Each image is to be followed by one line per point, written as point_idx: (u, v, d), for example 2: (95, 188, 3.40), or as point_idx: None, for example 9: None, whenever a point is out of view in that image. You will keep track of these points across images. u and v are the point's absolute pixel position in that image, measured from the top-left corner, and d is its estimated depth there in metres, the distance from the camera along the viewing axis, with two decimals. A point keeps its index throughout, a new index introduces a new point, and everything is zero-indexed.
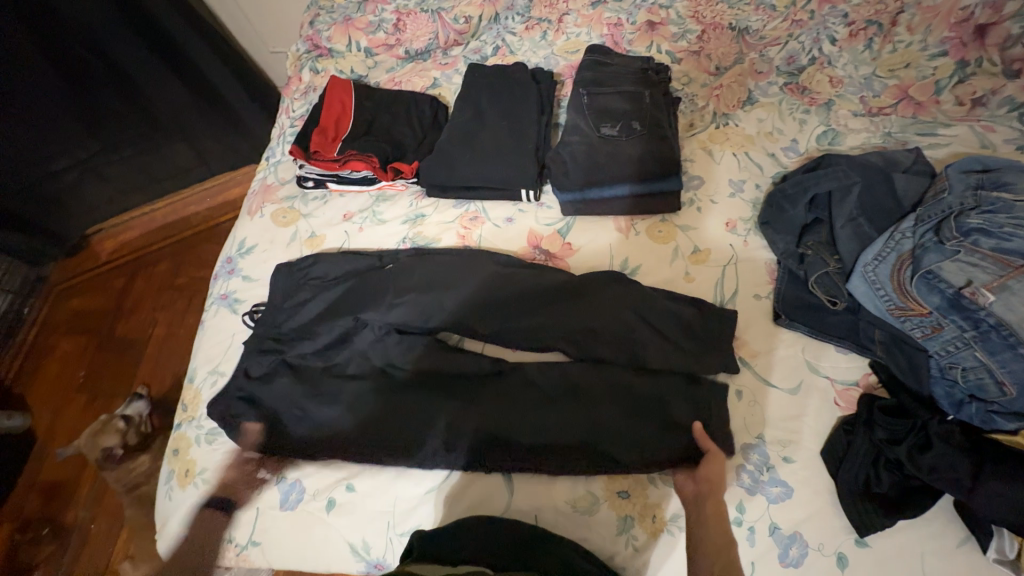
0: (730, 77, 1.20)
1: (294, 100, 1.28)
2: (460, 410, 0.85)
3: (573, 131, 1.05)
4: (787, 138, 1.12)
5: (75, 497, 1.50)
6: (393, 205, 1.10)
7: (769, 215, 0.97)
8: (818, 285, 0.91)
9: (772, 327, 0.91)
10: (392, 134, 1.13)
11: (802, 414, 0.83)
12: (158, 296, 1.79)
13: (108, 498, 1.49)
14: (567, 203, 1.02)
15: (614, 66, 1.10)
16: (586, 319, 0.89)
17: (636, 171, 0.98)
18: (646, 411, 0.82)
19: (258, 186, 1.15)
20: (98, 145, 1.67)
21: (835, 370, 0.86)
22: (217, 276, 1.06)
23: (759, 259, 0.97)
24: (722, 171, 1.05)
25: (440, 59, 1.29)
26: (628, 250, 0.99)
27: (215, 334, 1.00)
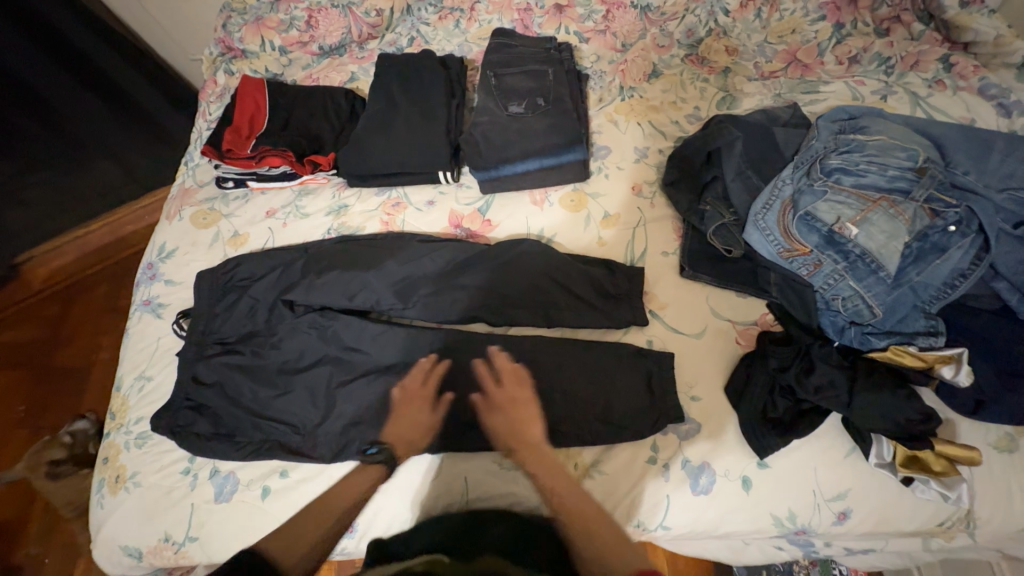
0: (635, 53, 1.26)
1: (210, 103, 1.27)
2: (389, 385, 0.87)
3: (484, 112, 1.08)
4: (690, 106, 1.19)
5: (25, 532, 1.45)
6: (315, 198, 1.11)
7: (671, 177, 1.03)
8: (716, 237, 0.98)
9: (678, 279, 0.97)
10: (309, 128, 1.14)
11: (707, 356, 0.89)
12: (100, 319, 1.75)
13: (63, 528, 1.45)
14: (483, 181, 1.06)
15: (518, 47, 1.14)
16: (503, 290, 0.93)
17: (542, 145, 1.03)
18: (565, 370, 0.87)
19: (177, 191, 1.13)
20: (13, 168, 1.59)
21: (735, 313, 0.93)
22: (138, 283, 1.04)
23: (665, 219, 1.03)
24: (628, 139, 1.10)
25: (356, 53, 1.31)
26: (544, 220, 1.03)
27: (140, 340, 0.99)
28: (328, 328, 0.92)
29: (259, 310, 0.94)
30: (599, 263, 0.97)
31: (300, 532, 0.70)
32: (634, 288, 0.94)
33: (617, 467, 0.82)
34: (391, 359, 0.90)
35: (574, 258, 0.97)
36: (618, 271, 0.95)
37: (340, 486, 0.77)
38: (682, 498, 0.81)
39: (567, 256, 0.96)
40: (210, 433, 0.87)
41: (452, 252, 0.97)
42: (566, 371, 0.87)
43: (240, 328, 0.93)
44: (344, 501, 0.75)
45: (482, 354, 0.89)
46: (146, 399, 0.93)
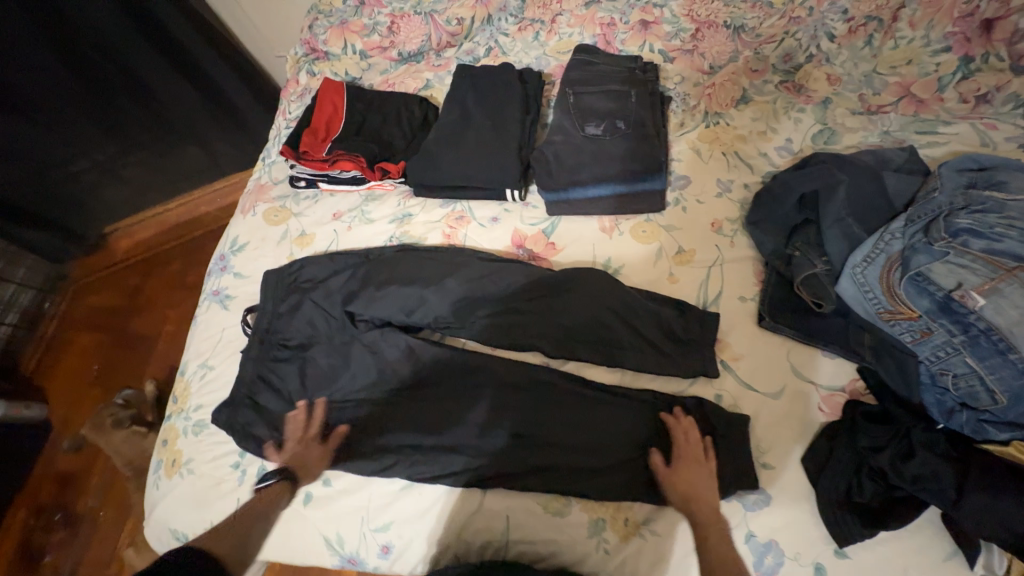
0: (723, 76, 1.18)
1: (291, 102, 1.31)
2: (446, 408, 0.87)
3: (559, 131, 1.04)
4: (781, 137, 1.11)
5: (86, 485, 1.55)
6: (381, 205, 1.11)
7: (757, 215, 0.95)
8: (804, 287, 0.88)
9: (754, 329, 0.89)
10: (381, 135, 1.14)
11: (785, 419, 0.81)
12: (169, 293, 1.86)
13: (118, 486, 1.54)
14: (551, 203, 1.02)
15: (599, 65, 1.09)
16: (562, 321, 0.89)
17: (619, 170, 0.97)
18: (618, 414, 0.83)
19: (253, 186, 1.17)
20: (115, 148, 1.72)
21: (821, 376, 0.84)
22: (210, 273, 1.09)
23: (746, 260, 0.95)
24: (710, 170, 1.03)
25: (433, 61, 1.31)
26: (612, 250, 0.98)
27: (207, 328, 1.03)
28: (385, 339, 0.91)
29: (318, 315, 0.94)
30: (669, 304, 0.90)
31: (230, 536, 0.74)
32: (709, 334, 0.86)
33: (671, 530, 0.75)
34: (442, 379, 0.89)
35: (643, 295, 0.91)
36: (688, 314, 0.88)
37: (256, 500, 0.80)
38: None
39: (635, 292, 0.90)
40: (266, 433, 0.87)
41: (515, 277, 0.94)
42: (624, 413, 0.83)
43: (300, 331, 0.94)
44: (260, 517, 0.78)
45: (532, 386, 0.86)
46: (207, 387, 0.96)
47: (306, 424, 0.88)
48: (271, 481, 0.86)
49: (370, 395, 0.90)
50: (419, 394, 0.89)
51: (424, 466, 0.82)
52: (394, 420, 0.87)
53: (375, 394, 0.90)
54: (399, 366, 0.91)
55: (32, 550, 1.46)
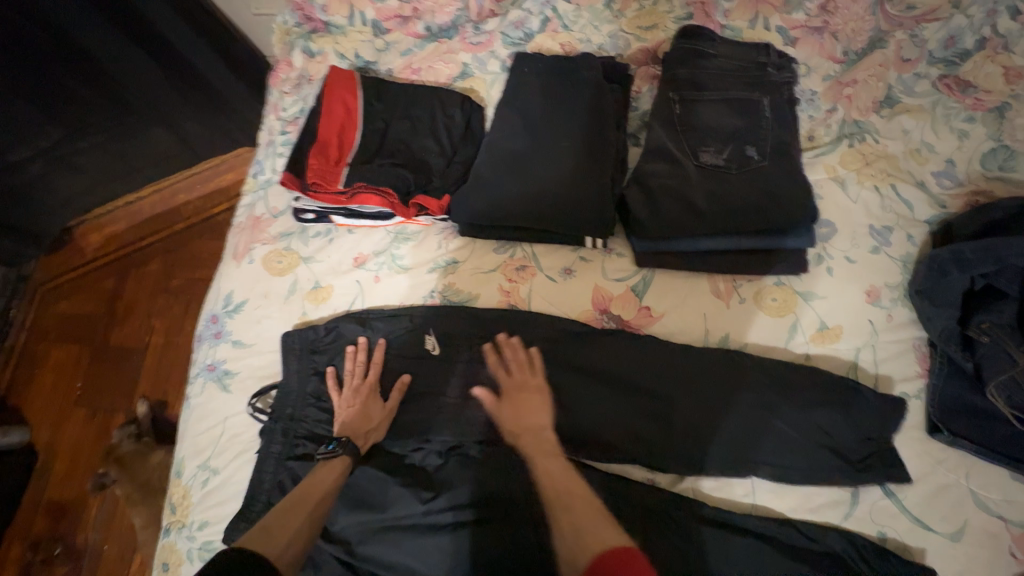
0: (866, 68, 0.89)
1: (283, 94, 0.99)
2: (520, 543, 0.69)
3: (660, 157, 0.77)
4: (940, 157, 0.84)
5: (86, 515, 1.29)
6: (416, 247, 0.86)
7: (929, 283, 0.71)
8: (999, 392, 0.67)
9: (922, 439, 0.68)
10: (414, 152, 0.87)
11: (967, 571, 0.62)
12: (154, 298, 1.54)
13: (121, 515, 1.27)
14: (646, 254, 0.78)
15: (717, 58, 0.81)
16: (662, 420, 0.71)
17: (754, 219, 0.71)
18: (753, 555, 0.64)
19: (245, 218, 0.90)
20: (62, 132, 1.32)
21: (1011, 509, 0.64)
22: (201, 339, 0.85)
23: (906, 340, 0.73)
24: (858, 211, 0.78)
25: (470, 37, 0.98)
26: (729, 324, 0.75)
27: (204, 417, 0.81)
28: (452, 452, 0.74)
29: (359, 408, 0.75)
30: (817, 407, 0.68)
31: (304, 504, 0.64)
32: (862, 450, 0.67)
33: None
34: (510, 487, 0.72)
35: (783, 393, 0.69)
36: (840, 417, 0.68)
37: (323, 474, 0.68)
38: None
39: (769, 392, 0.69)
40: None
41: (604, 367, 0.74)
42: (760, 556, 0.64)
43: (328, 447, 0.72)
44: (315, 498, 0.65)
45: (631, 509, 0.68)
46: (210, 499, 0.76)
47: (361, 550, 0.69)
48: None
49: (422, 516, 0.71)
50: (486, 516, 0.71)
51: None
52: (460, 555, 0.69)
53: (431, 521, 0.70)
54: (464, 479, 0.72)
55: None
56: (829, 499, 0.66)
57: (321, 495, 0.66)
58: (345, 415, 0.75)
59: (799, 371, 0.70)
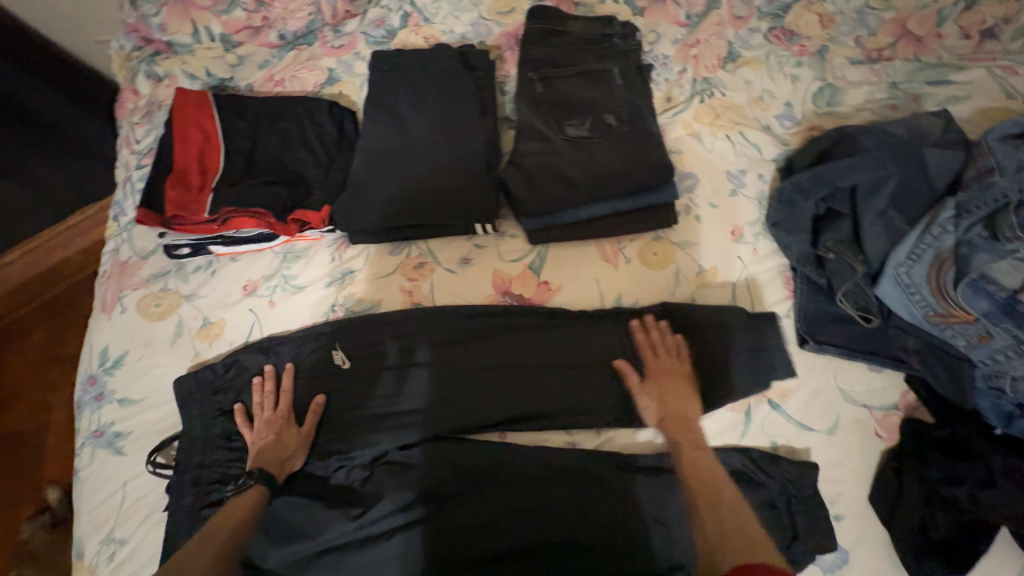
0: (706, 29, 0.96)
1: (134, 125, 0.91)
2: (457, 537, 0.68)
3: (531, 136, 0.80)
4: (780, 101, 0.93)
5: None
6: (308, 264, 0.83)
7: (780, 214, 0.79)
8: (846, 298, 0.76)
9: (796, 353, 0.77)
10: (286, 167, 0.83)
11: (843, 457, 0.71)
12: (43, 372, 1.34)
13: None
14: (535, 230, 0.80)
15: (570, 34, 0.84)
16: (572, 383, 0.74)
17: (621, 181, 0.76)
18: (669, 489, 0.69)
19: (111, 266, 0.83)
20: None
21: (872, 397, 0.75)
22: (81, 405, 0.77)
23: (772, 268, 0.81)
24: (716, 160, 0.85)
25: (330, 40, 0.95)
26: (620, 283, 0.79)
27: (100, 487, 0.74)
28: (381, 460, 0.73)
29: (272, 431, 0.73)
30: (705, 343, 0.74)
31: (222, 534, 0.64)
32: (750, 374, 0.73)
33: None
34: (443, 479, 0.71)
35: (678, 335, 0.74)
36: (727, 344, 0.74)
37: (238, 503, 0.67)
38: None
39: (665, 339, 0.74)
40: None
41: (512, 346, 0.76)
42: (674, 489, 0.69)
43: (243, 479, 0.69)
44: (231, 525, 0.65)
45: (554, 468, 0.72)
46: (121, 572, 0.70)
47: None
48: None
49: (354, 533, 0.69)
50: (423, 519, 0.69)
51: None
52: (399, 562, 0.68)
53: (367, 536, 0.69)
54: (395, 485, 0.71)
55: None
56: (728, 423, 0.73)
57: (237, 521, 0.65)
58: (257, 445, 0.72)
59: (684, 315, 0.76)
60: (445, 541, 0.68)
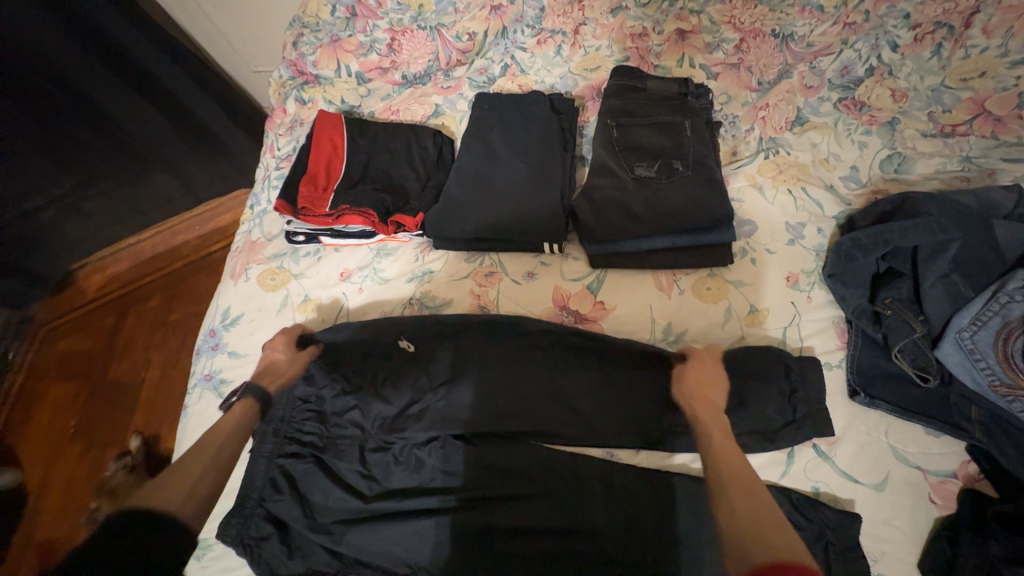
0: (777, 95, 1.04)
1: (279, 136, 1.13)
2: (495, 526, 0.75)
3: (603, 173, 0.90)
4: (846, 164, 0.98)
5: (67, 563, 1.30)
6: (396, 260, 0.97)
7: (838, 267, 0.83)
8: (902, 355, 0.77)
9: (845, 403, 0.78)
10: (391, 179, 0.99)
11: (891, 517, 0.70)
12: (150, 335, 1.62)
13: None
14: (597, 256, 0.89)
15: (647, 90, 0.96)
16: (615, 401, 0.79)
17: (681, 218, 0.83)
18: (696, 515, 0.73)
19: (242, 243, 1.01)
20: (73, 179, 1.46)
21: (927, 460, 0.73)
22: (200, 352, 0.93)
23: (825, 318, 0.83)
24: (776, 211, 0.90)
25: (441, 82, 1.13)
26: (671, 312, 0.85)
27: (201, 422, 0.87)
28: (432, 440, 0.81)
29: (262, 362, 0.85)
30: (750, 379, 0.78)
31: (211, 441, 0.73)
32: (791, 412, 0.75)
33: None
34: (484, 465, 0.79)
35: (722, 367, 0.79)
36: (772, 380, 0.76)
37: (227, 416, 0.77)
38: None
39: None
40: (286, 557, 0.75)
41: (564, 357, 0.84)
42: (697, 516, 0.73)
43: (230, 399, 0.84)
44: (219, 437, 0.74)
45: (586, 473, 0.77)
46: None
47: (348, 536, 0.75)
48: None
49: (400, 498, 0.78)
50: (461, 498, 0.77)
51: None
52: (440, 533, 0.75)
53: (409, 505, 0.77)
54: (440, 464, 0.80)
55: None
56: (770, 460, 0.75)
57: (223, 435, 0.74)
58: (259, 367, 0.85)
59: (730, 349, 0.81)
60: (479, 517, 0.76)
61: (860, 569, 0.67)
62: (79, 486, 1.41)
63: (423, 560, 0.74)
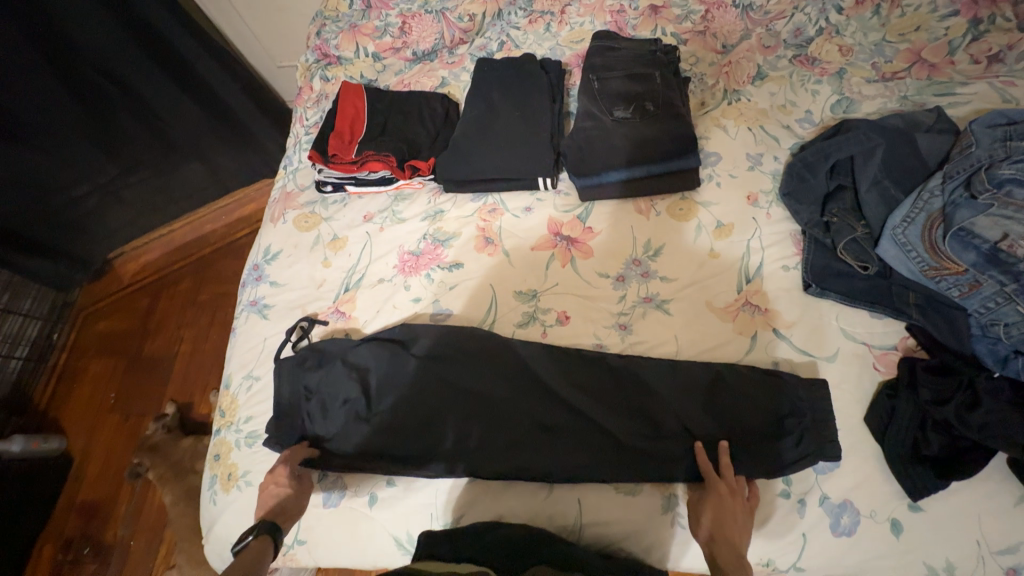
0: (739, 53, 1.19)
1: (307, 109, 1.30)
2: (503, 411, 0.86)
3: (587, 118, 1.05)
4: (801, 109, 1.12)
5: (114, 512, 1.47)
6: (411, 203, 1.12)
7: (792, 185, 0.97)
8: (846, 252, 0.90)
9: (801, 295, 0.90)
10: (406, 134, 1.14)
11: (841, 382, 0.82)
12: (182, 313, 1.77)
13: (149, 507, 1.46)
14: (584, 188, 1.03)
15: (623, 49, 1.12)
16: (596, 298, 0.95)
17: (655, 149, 0.98)
18: (681, 384, 0.84)
19: (279, 194, 1.17)
20: (116, 169, 1.64)
21: (872, 337, 0.85)
22: (245, 284, 1.08)
23: (784, 231, 0.96)
24: (739, 145, 1.04)
25: (446, 58, 1.30)
26: (650, 231, 0.99)
27: (249, 339, 1.01)
28: (447, 340, 0.92)
29: (268, 497, 0.81)
30: (713, 280, 0.93)
31: None
32: (740, 302, 0.91)
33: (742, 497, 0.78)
34: (479, 359, 0.90)
35: (691, 269, 0.95)
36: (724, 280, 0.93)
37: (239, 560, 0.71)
38: (819, 537, 0.75)
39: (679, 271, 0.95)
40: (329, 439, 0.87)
41: (559, 270, 0.99)
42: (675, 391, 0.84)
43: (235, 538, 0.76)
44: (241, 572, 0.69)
45: (575, 359, 0.88)
46: (255, 398, 0.95)
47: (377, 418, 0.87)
48: (333, 485, 0.86)
49: (415, 390, 0.88)
50: (468, 377, 0.89)
51: (492, 453, 0.83)
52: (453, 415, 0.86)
53: (416, 396, 0.88)
54: (442, 363, 0.90)
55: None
56: (737, 342, 0.87)
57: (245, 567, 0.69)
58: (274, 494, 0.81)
59: (698, 258, 0.95)
60: (478, 398, 0.87)
61: (820, 422, 0.78)
62: (118, 449, 1.57)
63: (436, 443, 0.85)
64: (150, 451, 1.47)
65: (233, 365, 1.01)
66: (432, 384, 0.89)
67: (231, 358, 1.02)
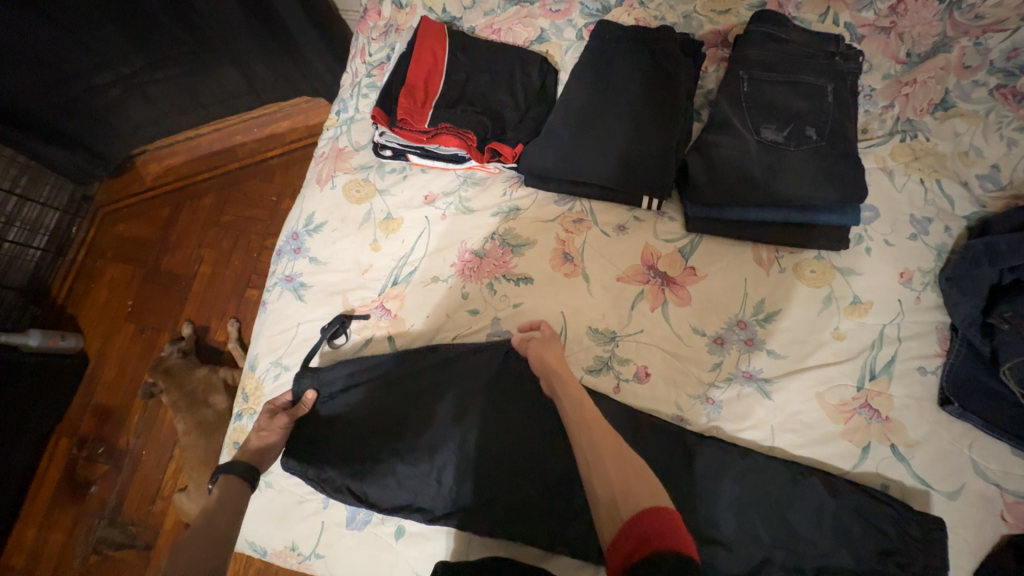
0: (928, 70, 0.92)
1: (371, 40, 1.06)
2: (562, 474, 0.75)
3: (723, 130, 0.85)
4: (986, 162, 0.87)
5: (127, 423, 1.41)
6: (482, 192, 0.94)
7: (959, 271, 0.78)
8: (1012, 374, 0.73)
9: (933, 410, 0.75)
10: (490, 102, 0.93)
11: (957, 525, 0.70)
12: (205, 230, 1.59)
13: (162, 426, 1.39)
14: (699, 219, 0.85)
15: (790, 43, 0.88)
16: (684, 358, 0.80)
17: (805, 191, 0.78)
18: (771, 488, 0.71)
19: (329, 149, 1.00)
20: (142, 61, 1.37)
21: (1009, 480, 0.71)
22: (281, 253, 0.94)
23: (929, 322, 0.79)
24: (903, 202, 0.85)
25: (550, 4, 1.03)
26: (766, 290, 0.82)
27: (280, 320, 0.90)
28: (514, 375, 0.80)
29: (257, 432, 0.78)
30: (832, 365, 0.77)
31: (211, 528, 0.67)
32: (855, 400, 0.76)
33: None
34: (537, 406, 0.79)
35: (808, 348, 0.79)
36: (845, 368, 0.77)
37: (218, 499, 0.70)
38: None
39: (790, 346, 0.79)
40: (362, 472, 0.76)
41: (645, 315, 0.83)
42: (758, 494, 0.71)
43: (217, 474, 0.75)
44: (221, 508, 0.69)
45: (648, 429, 0.75)
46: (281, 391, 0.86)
47: (419, 452, 0.77)
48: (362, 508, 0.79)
49: (455, 434, 0.77)
50: (525, 417, 0.78)
51: (537, 517, 0.73)
52: (497, 463, 0.76)
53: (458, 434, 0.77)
54: (494, 403, 0.79)
55: (76, 480, 1.36)
56: (844, 451, 0.74)
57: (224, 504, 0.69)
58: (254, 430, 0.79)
59: (818, 334, 0.79)
60: (526, 448, 0.77)
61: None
62: (132, 360, 1.48)
63: (466, 489, 0.75)
64: (166, 375, 1.30)
65: (260, 346, 0.90)
66: (480, 423, 0.78)
67: (257, 338, 0.91)
